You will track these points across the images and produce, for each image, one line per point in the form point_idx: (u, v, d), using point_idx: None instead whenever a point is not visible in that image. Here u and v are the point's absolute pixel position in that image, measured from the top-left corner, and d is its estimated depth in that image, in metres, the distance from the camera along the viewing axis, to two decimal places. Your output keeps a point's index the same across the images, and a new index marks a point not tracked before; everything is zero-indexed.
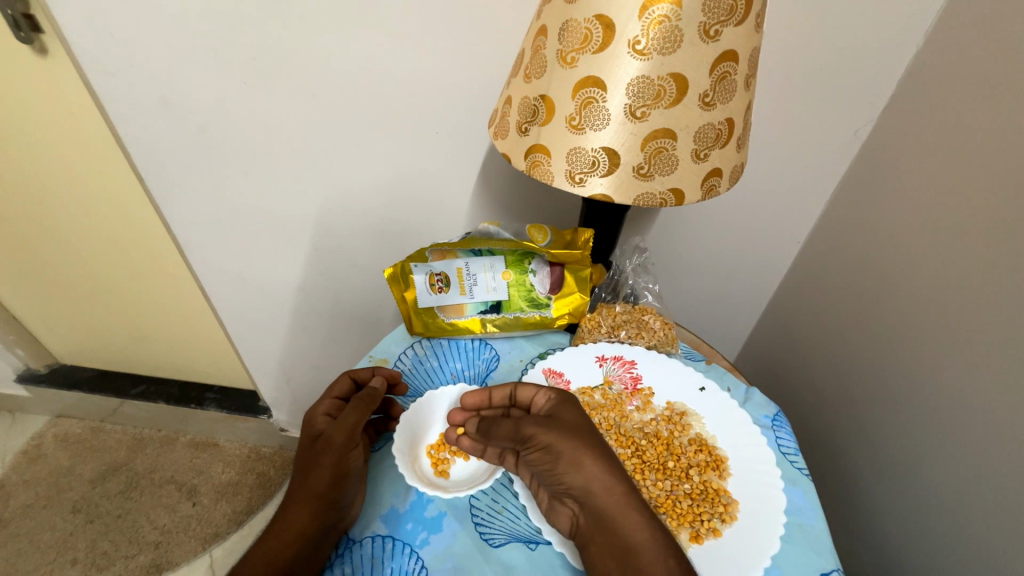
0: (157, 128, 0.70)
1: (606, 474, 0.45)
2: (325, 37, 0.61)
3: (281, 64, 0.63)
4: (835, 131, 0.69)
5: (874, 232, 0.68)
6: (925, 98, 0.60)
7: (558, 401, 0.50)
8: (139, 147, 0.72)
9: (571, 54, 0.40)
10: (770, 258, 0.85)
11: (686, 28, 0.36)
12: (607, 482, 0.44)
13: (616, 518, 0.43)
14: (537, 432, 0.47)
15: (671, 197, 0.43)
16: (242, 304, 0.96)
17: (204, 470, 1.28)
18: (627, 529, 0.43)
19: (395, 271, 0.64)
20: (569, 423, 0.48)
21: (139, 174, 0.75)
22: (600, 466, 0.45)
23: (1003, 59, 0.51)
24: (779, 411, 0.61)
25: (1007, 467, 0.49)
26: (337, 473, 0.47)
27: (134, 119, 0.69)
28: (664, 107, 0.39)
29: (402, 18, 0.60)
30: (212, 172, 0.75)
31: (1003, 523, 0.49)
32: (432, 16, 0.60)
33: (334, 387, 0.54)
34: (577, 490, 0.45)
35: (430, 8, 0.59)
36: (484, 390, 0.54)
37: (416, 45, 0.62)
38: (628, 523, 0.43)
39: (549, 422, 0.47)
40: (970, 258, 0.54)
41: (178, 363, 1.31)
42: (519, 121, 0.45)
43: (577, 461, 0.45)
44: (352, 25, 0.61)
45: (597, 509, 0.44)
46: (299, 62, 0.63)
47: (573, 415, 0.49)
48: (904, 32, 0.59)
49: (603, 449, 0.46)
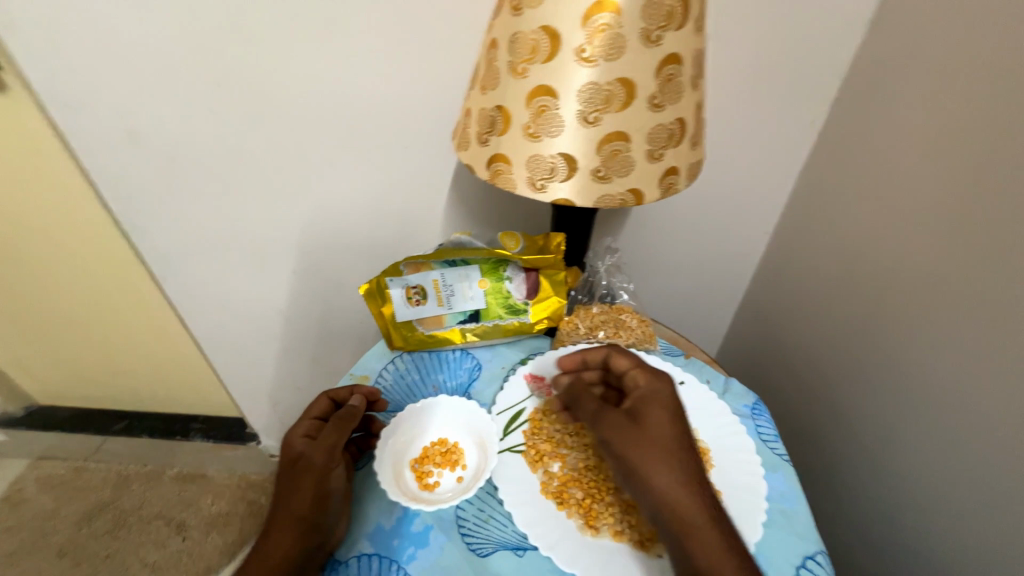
0: (123, 160, 0.69)
1: (682, 487, 0.43)
2: (289, 59, 0.61)
3: (245, 87, 0.63)
4: (793, 123, 0.71)
5: (837, 218, 0.70)
6: (874, 86, 0.63)
7: (643, 398, 0.49)
8: (107, 179, 0.71)
9: (522, 64, 0.41)
10: (743, 249, 0.87)
11: (629, 35, 0.38)
12: (679, 498, 0.43)
13: (683, 536, 0.42)
14: (611, 437, 0.47)
15: (630, 197, 0.44)
16: (221, 331, 0.95)
17: (193, 503, 1.24)
18: (693, 548, 0.41)
19: (372, 286, 0.65)
20: (649, 429, 0.46)
21: (108, 205, 0.74)
22: (673, 480, 0.43)
23: (941, 48, 0.54)
24: (758, 400, 0.62)
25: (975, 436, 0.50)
26: (319, 495, 0.45)
27: (99, 152, 0.68)
28: (614, 111, 0.40)
29: (364, 37, 0.61)
30: (181, 200, 0.74)
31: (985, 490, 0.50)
32: (394, 32, 0.60)
33: (312, 408, 0.53)
34: (646, 501, 0.44)
35: (391, 25, 0.60)
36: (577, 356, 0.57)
37: (381, 63, 0.63)
38: (696, 542, 0.41)
39: (624, 427, 0.47)
40: (929, 237, 0.56)
41: (161, 394, 1.29)
42: (479, 131, 0.46)
43: (648, 473, 0.44)
44: (317, 46, 0.61)
45: (665, 523, 0.43)
46: (262, 83, 0.63)
47: (662, 419, 0.47)
48: (848, 25, 0.62)
49: (682, 461, 0.44)
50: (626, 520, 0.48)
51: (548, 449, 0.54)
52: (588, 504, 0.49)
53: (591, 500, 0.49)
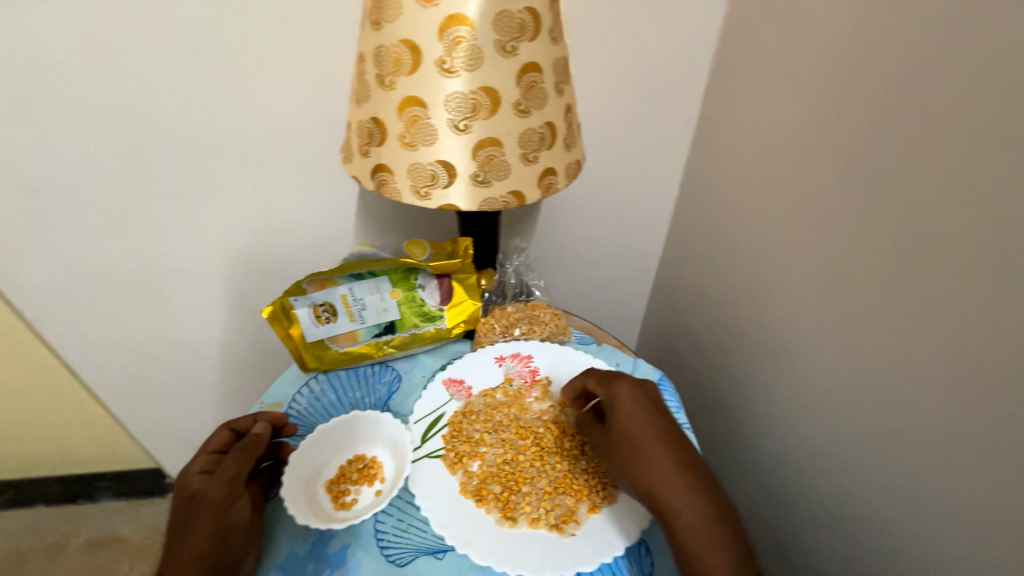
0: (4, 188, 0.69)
1: (656, 456, 0.48)
2: (174, 79, 0.65)
3: (132, 107, 0.66)
4: (670, 122, 0.78)
5: (713, 206, 0.78)
6: (727, 87, 0.72)
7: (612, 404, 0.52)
8: None
9: (389, 77, 0.42)
10: (645, 241, 0.93)
11: (484, 46, 0.40)
12: (656, 493, 0.46)
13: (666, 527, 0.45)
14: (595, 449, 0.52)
15: (511, 198, 0.46)
16: (120, 362, 0.90)
17: (105, 571, 1.10)
18: (675, 537, 0.44)
19: (274, 308, 0.62)
20: (618, 435, 0.50)
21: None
22: (646, 477, 0.47)
23: (767, 53, 0.63)
24: (663, 376, 0.68)
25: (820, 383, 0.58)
26: (219, 531, 0.43)
27: None
28: (482, 118, 0.42)
29: (248, 57, 0.65)
30: (71, 221, 0.73)
31: (827, 425, 0.57)
32: (278, 53, 0.65)
33: (210, 442, 0.50)
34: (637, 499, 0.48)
35: (275, 47, 0.64)
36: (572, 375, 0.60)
37: (269, 82, 0.67)
38: (676, 532, 0.44)
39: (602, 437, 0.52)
40: (775, 217, 0.64)
41: (54, 456, 1.14)
42: (359, 143, 0.47)
43: (626, 475, 0.48)
44: (200, 67, 0.64)
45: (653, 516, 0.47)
46: (150, 103, 0.66)
47: (631, 399, 0.52)
48: (700, 35, 0.71)
49: (651, 457, 0.48)
50: (540, 508, 0.50)
51: (468, 450, 0.56)
52: (506, 496, 0.51)
53: (508, 492, 0.51)
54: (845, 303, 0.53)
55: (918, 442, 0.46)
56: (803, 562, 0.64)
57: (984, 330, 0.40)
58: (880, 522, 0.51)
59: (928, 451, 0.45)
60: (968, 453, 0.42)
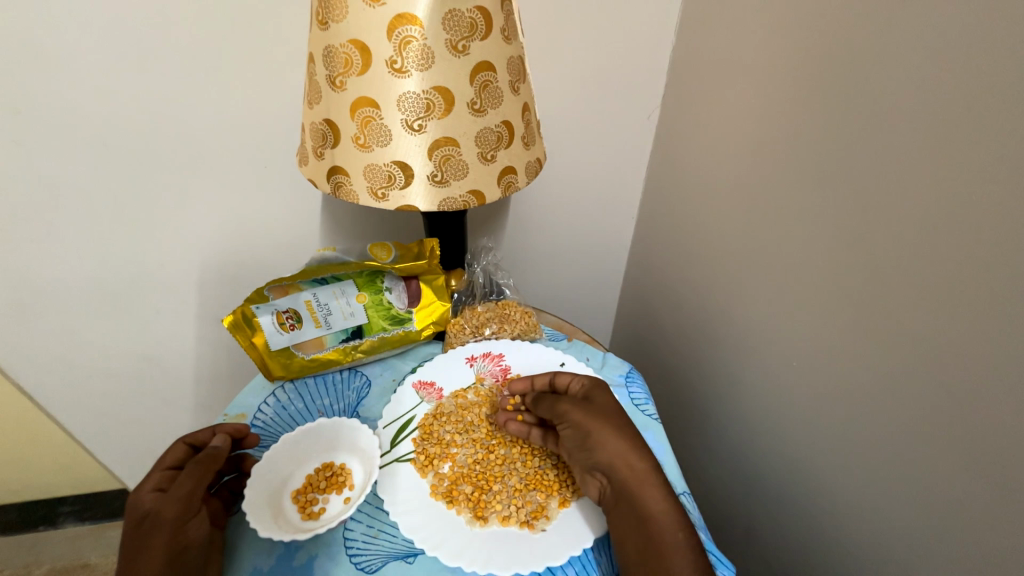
0: None
1: (631, 451, 0.48)
2: (131, 86, 0.62)
3: (69, 112, 0.62)
4: (633, 121, 0.81)
5: (676, 201, 0.80)
6: (686, 86, 0.74)
7: (591, 385, 0.56)
8: None
9: (339, 78, 0.42)
10: (615, 238, 0.95)
11: (435, 45, 0.40)
12: (631, 458, 0.48)
13: (635, 490, 0.46)
14: (569, 411, 0.52)
15: (471, 198, 0.46)
16: (75, 380, 0.86)
17: None
18: (646, 499, 0.46)
19: (235, 317, 0.60)
20: (603, 406, 0.52)
21: None
22: (625, 443, 0.49)
23: (721, 53, 0.66)
24: (632, 369, 0.69)
25: (783, 368, 0.61)
26: (173, 550, 0.42)
27: None
28: (437, 118, 0.42)
29: (210, 60, 0.63)
30: (10, 234, 0.69)
31: (791, 405, 0.60)
32: (241, 56, 0.63)
33: (165, 457, 0.48)
34: (603, 464, 0.48)
35: (237, 51, 0.63)
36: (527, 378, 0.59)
37: (232, 86, 0.65)
38: (647, 494, 0.46)
39: (582, 404, 0.53)
40: (734, 209, 0.67)
41: (12, 482, 1.09)
42: (314, 146, 0.47)
43: (603, 437, 0.49)
44: (156, 71, 0.62)
45: (620, 481, 0.47)
46: (90, 108, 0.63)
47: (606, 400, 0.53)
48: (657, 37, 0.74)
49: (628, 429, 0.50)
50: (511, 505, 0.51)
51: (438, 451, 0.56)
52: (477, 496, 0.51)
53: (479, 492, 0.52)
54: (803, 288, 0.56)
55: (872, 414, 0.49)
56: (776, 541, 0.66)
57: (924, 306, 0.42)
58: (843, 494, 0.54)
59: (881, 423, 0.48)
60: (916, 421, 0.45)
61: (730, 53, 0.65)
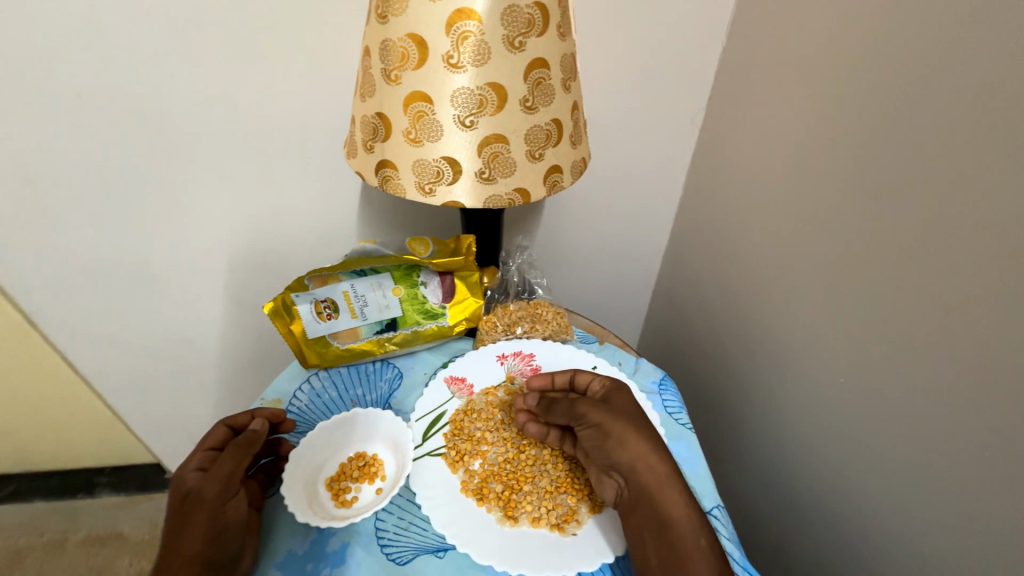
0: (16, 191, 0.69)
1: (650, 453, 0.48)
2: (188, 81, 0.65)
3: (129, 104, 0.65)
4: (675, 124, 0.79)
5: (716, 207, 0.78)
6: (733, 90, 0.72)
7: (611, 387, 0.55)
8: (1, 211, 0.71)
9: (394, 72, 0.42)
10: (649, 242, 0.93)
11: (492, 41, 0.40)
12: (651, 461, 0.47)
13: (656, 494, 0.46)
14: (588, 412, 0.51)
15: (517, 196, 0.46)
16: (120, 358, 0.90)
17: (105, 568, 1.09)
18: (665, 504, 0.45)
19: (276, 304, 0.61)
20: (620, 407, 0.52)
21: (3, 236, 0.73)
22: (646, 446, 0.48)
23: (773, 57, 0.64)
24: (666, 376, 0.67)
25: (824, 386, 0.58)
26: (214, 527, 0.43)
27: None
28: (489, 114, 0.42)
29: (260, 57, 0.64)
30: (70, 220, 0.73)
31: (832, 423, 0.58)
32: (290, 52, 0.65)
33: (207, 438, 0.49)
34: (622, 465, 0.48)
35: (286, 47, 0.64)
36: (548, 375, 0.59)
37: (280, 81, 0.66)
38: (667, 498, 0.45)
39: (600, 404, 0.52)
40: (781, 218, 0.64)
41: (56, 452, 1.15)
42: (364, 139, 0.47)
43: (624, 438, 0.48)
44: (212, 68, 0.64)
45: (639, 485, 0.46)
46: (150, 103, 0.65)
47: (626, 402, 0.53)
48: (707, 38, 0.71)
49: (649, 432, 0.49)
50: (541, 507, 0.50)
51: (469, 448, 0.56)
52: (507, 496, 0.51)
53: (510, 491, 0.52)
54: (852, 303, 0.54)
55: None
56: (807, 563, 0.64)
57: (984, 329, 0.40)
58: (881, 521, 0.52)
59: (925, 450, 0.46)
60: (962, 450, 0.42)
61: (783, 56, 0.62)
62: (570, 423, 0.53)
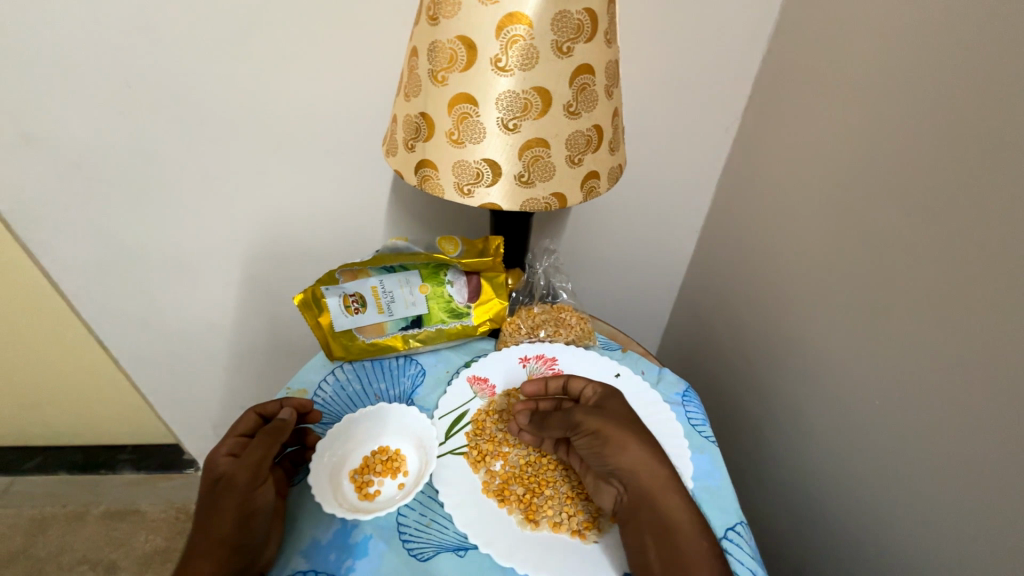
0: (61, 177, 0.72)
1: (650, 458, 0.48)
2: (230, 76, 0.66)
3: (172, 97, 0.67)
4: (709, 133, 0.77)
5: (747, 219, 0.77)
6: (771, 101, 0.70)
7: (604, 393, 0.54)
8: (46, 195, 0.73)
9: (441, 73, 0.42)
10: (676, 250, 0.92)
11: (541, 46, 0.40)
12: (651, 465, 0.47)
13: (657, 498, 0.46)
14: (586, 419, 0.50)
15: (554, 200, 0.46)
16: (152, 339, 0.93)
17: (123, 543, 1.12)
18: (667, 508, 0.45)
19: (306, 296, 0.62)
20: (617, 412, 0.51)
21: (47, 220, 0.76)
22: (646, 451, 0.48)
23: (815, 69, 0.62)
24: (689, 388, 0.66)
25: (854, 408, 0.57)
26: (244, 512, 0.44)
27: (40, 170, 0.71)
28: (532, 118, 0.42)
29: (300, 55, 0.66)
30: (111, 205, 0.76)
31: (854, 446, 0.57)
32: (329, 50, 0.66)
33: (238, 425, 0.50)
34: (623, 471, 0.47)
35: (326, 45, 0.65)
36: (541, 380, 0.58)
37: (318, 79, 0.68)
38: (668, 502, 0.46)
39: (597, 410, 0.51)
40: (817, 234, 0.63)
41: (80, 428, 1.19)
42: (406, 138, 0.47)
43: (625, 444, 0.48)
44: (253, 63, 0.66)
45: (641, 490, 0.46)
46: (192, 95, 0.67)
47: (620, 407, 0.52)
48: (747, 47, 0.70)
49: (647, 435, 0.50)
50: (563, 512, 0.50)
51: (490, 449, 0.56)
52: (529, 499, 0.51)
53: (531, 494, 0.52)
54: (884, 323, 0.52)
55: (949, 470, 0.45)
56: None
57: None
58: (907, 548, 0.51)
59: (960, 480, 0.45)
60: (1000, 484, 0.41)
61: (827, 70, 0.60)
62: (565, 432, 0.51)
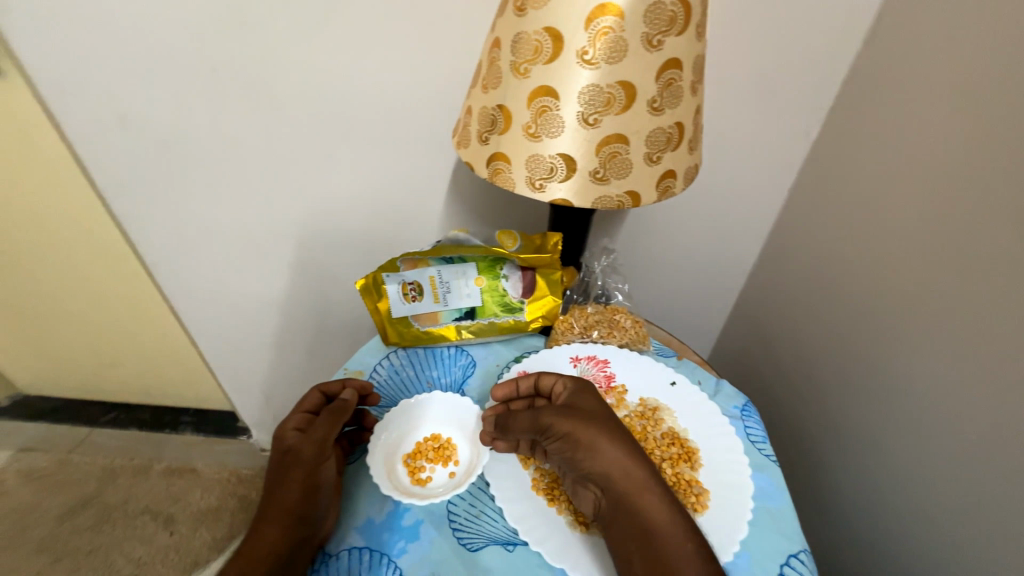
0: (151, 157, 0.77)
1: (626, 458, 0.47)
2: (308, 65, 0.68)
3: (255, 85, 0.70)
4: (787, 135, 0.73)
5: (824, 228, 0.72)
6: (863, 102, 0.65)
7: (573, 390, 0.53)
8: (138, 173, 0.79)
9: (524, 65, 0.42)
10: (739, 255, 0.89)
11: (630, 38, 0.38)
12: (627, 466, 0.47)
13: (635, 500, 0.45)
14: (555, 422, 0.49)
15: (627, 199, 0.45)
16: (221, 312, 1.00)
17: (181, 498, 1.22)
18: (647, 510, 0.45)
19: (367, 281, 0.64)
20: (585, 412, 0.50)
21: (137, 197, 0.82)
22: (620, 450, 0.47)
23: (924, 69, 0.57)
24: (748, 402, 0.63)
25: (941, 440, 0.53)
26: (308, 485, 0.46)
27: (134, 150, 0.76)
28: (614, 113, 0.41)
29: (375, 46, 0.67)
30: (192, 185, 0.81)
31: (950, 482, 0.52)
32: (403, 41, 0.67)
33: (303, 401, 0.52)
34: (597, 475, 0.46)
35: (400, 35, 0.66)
36: (512, 382, 0.56)
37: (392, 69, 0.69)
38: (647, 504, 0.45)
39: (565, 412, 0.49)
40: (909, 248, 0.58)
41: (151, 389, 1.29)
42: (480, 130, 0.47)
43: (596, 446, 0.47)
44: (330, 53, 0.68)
45: (619, 492, 0.46)
46: (273, 84, 0.70)
47: (592, 405, 0.51)
48: (840, 43, 0.64)
49: (621, 434, 0.49)
50: None
51: None
52: None
53: None
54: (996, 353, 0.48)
55: None
56: None
57: None
58: None
59: None
60: None
61: (938, 69, 0.55)
62: (535, 434, 0.50)
